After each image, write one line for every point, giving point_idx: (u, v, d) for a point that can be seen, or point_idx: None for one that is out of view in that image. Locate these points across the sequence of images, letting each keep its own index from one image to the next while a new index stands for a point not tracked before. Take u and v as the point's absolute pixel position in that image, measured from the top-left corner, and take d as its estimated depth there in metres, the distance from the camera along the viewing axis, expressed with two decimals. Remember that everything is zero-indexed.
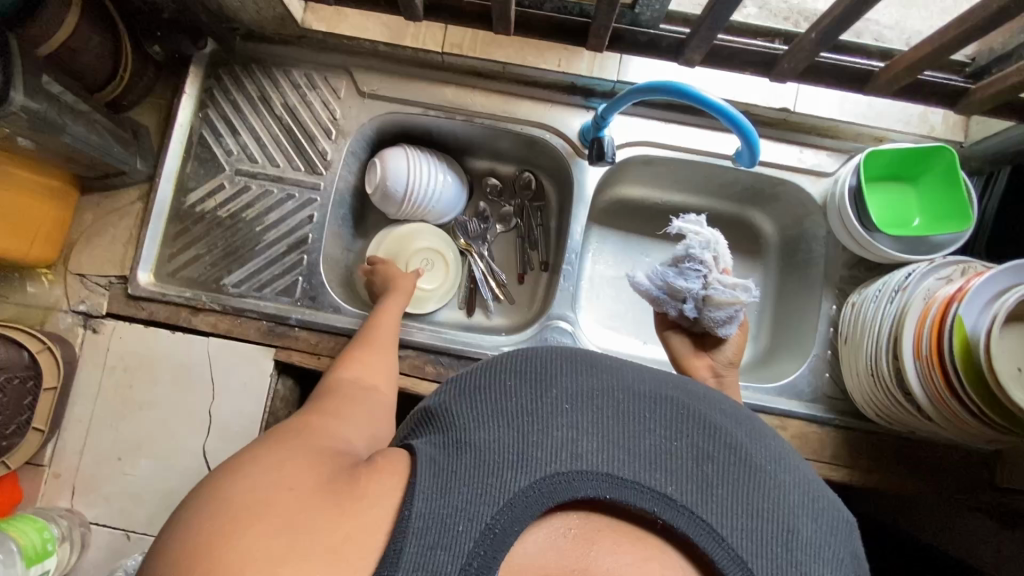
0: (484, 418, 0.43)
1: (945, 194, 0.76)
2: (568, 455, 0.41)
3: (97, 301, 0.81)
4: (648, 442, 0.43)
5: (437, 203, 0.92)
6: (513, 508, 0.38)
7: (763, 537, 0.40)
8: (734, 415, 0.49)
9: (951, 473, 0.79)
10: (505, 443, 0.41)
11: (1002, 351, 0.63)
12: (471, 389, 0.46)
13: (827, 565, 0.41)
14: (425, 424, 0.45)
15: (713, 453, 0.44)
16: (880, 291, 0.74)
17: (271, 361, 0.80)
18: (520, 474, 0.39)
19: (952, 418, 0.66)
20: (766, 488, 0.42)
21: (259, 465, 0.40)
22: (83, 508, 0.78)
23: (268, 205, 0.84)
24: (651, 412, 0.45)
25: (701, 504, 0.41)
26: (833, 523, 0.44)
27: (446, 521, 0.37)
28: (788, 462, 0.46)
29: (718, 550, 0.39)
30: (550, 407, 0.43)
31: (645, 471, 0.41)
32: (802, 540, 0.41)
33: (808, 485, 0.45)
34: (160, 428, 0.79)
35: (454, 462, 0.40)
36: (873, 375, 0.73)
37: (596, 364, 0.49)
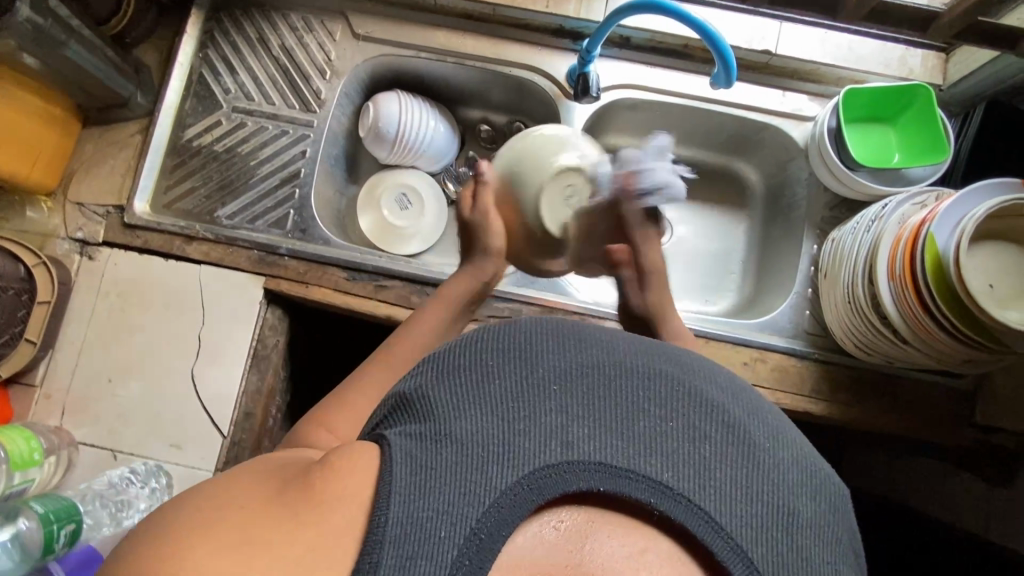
0: (464, 405, 0.40)
1: (922, 130, 0.78)
2: (556, 445, 0.38)
3: (94, 228, 0.84)
4: (643, 424, 0.40)
5: (428, 148, 0.94)
6: (499, 509, 0.35)
7: (765, 524, 0.38)
8: (735, 386, 0.46)
9: (930, 408, 0.79)
10: (488, 433, 0.38)
11: (974, 267, 0.63)
12: (448, 370, 0.43)
13: (830, 548, 0.39)
14: (400, 411, 0.42)
15: (713, 434, 0.40)
16: (858, 223, 0.75)
17: (260, 289, 0.82)
18: (505, 470, 0.36)
19: (927, 337, 0.67)
20: (766, 469, 0.40)
21: (208, 491, 0.38)
22: (72, 428, 0.79)
23: (263, 141, 0.87)
24: (645, 388, 0.42)
25: (699, 491, 0.38)
26: (832, 498, 0.41)
27: (428, 526, 0.34)
28: (784, 434, 0.43)
29: (720, 543, 0.37)
30: (535, 392, 0.40)
31: (641, 458, 0.38)
32: (802, 522, 0.39)
33: (809, 461, 0.42)
34: (150, 352, 0.81)
35: (431, 456, 0.37)
36: (851, 303, 0.74)
37: (586, 336, 0.45)
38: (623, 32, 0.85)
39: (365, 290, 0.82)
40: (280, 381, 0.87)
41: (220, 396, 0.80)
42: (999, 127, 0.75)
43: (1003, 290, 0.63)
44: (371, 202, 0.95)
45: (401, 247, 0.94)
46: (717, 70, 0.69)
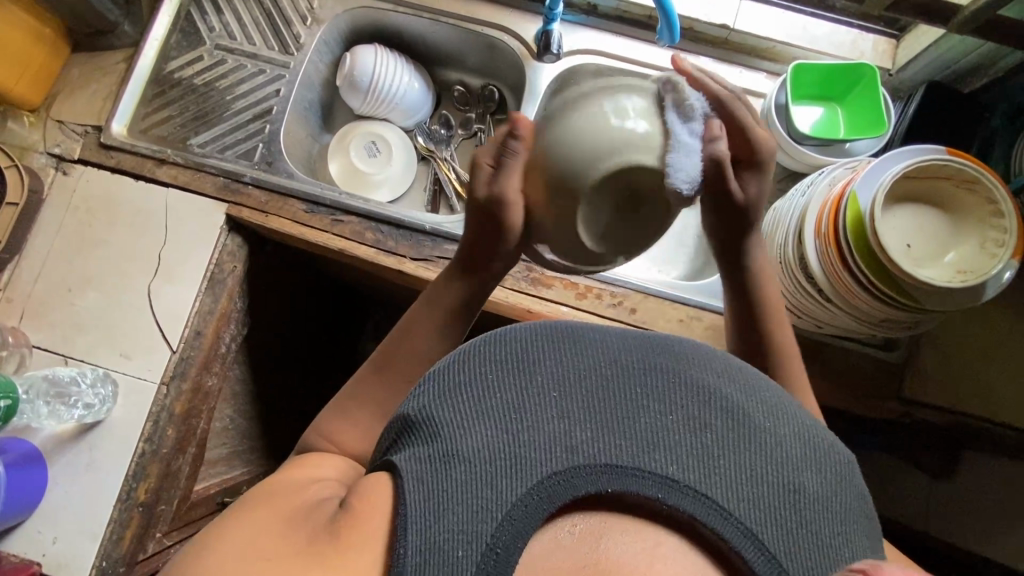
0: (471, 422, 0.44)
1: (868, 107, 0.81)
2: (564, 451, 0.43)
3: (71, 146, 0.87)
4: (643, 421, 0.45)
5: (400, 101, 0.98)
6: (514, 520, 0.40)
7: (768, 503, 0.42)
8: (731, 368, 0.50)
9: (859, 379, 0.81)
10: (497, 447, 0.42)
11: (890, 228, 0.66)
12: (452, 390, 0.47)
13: (837, 516, 0.43)
14: (407, 435, 0.46)
15: (712, 422, 0.45)
16: (796, 191, 0.78)
17: (221, 215, 0.85)
18: (516, 481, 0.41)
19: (846, 294, 0.69)
20: (768, 450, 0.44)
21: (232, 544, 0.42)
22: (28, 331, 0.82)
23: (241, 77, 0.92)
24: (641, 385, 0.47)
25: (703, 481, 0.42)
26: (835, 465, 0.46)
27: (445, 548, 0.39)
28: (784, 411, 0.48)
29: (727, 527, 0.41)
30: (539, 401, 0.45)
31: (644, 455, 0.43)
32: (808, 496, 0.43)
33: (806, 430, 0.47)
34: (111, 266, 0.84)
35: (445, 477, 0.41)
36: (782, 264, 0.76)
37: (580, 342, 0.50)
38: None
39: (321, 223, 0.85)
40: (235, 310, 0.90)
41: (173, 312, 0.83)
42: (939, 108, 0.78)
43: (920, 250, 0.66)
44: (341, 149, 0.99)
45: (367, 192, 0.97)
46: (663, 26, 0.72)
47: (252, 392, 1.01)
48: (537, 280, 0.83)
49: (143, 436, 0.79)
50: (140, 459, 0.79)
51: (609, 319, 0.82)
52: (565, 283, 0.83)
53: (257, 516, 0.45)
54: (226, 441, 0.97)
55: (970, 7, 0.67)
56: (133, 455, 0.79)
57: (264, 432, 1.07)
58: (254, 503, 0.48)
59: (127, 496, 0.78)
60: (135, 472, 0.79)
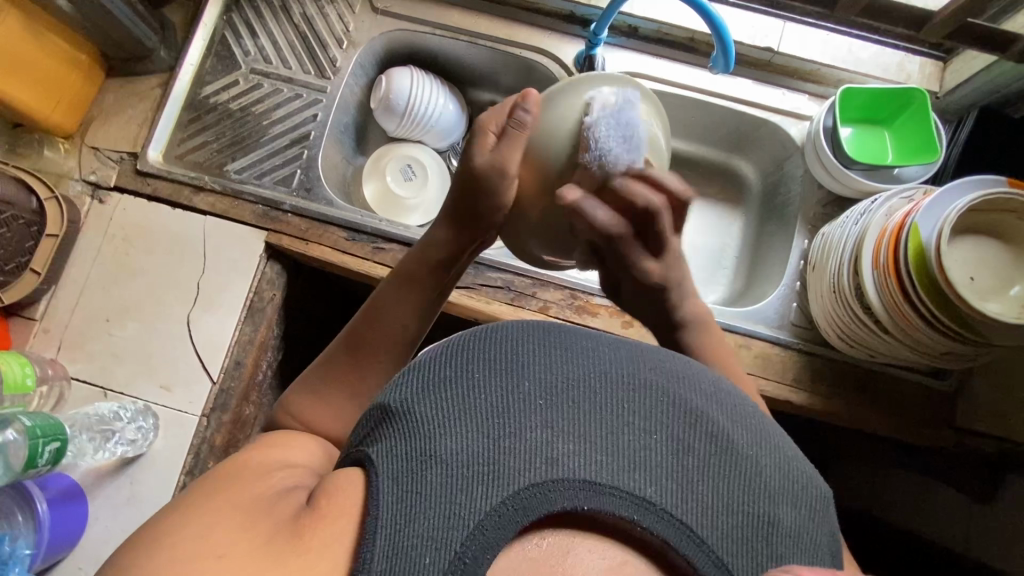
0: (451, 422, 0.40)
1: (918, 132, 0.80)
2: (543, 462, 0.39)
3: (106, 173, 0.86)
4: (628, 438, 0.41)
5: (436, 124, 0.96)
6: (485, 532, 0.36)
7: (743, 534, 0.39)
8: (719, 392, 0.47)
9: (910, 407, 0.80)
10: (475, 452, 0.39)
11: (954, 261, 0.65)
12: (435, 385, 0.43)
13: (808, 553, 0.41)
14: (383, 427, 0.42)
15: (696, 445, 0.42)
16: (848, 218, 0.77)
17: (261, 243, 0.84)
18: (491, 489, 0.38)
19: (907, 327, 0.68)
20: (748, 479, 0.42)
21: (190, 529, 0.37)
22: (66, 362, 0.81)
23: (277, 102, 0.91)
24: (630, 399, 0.43)
25: (680, 505, 0.39)
26: (813, 500, 0.43)
27: (412, 554, 0.35)
28: (768, 440, 0.45)
29: (700, 555, 0.38)
30: (521, 407, 0.41)
31: (623, 472, 0.40)
32: (782, 530, 0.40)
33: (788, 463, 0.44)
34: (149, 295, 0.83)
35: (419, 479, 0.38)
36: (835, 293, 0.75)
37: (570, 345, 0.47)
38: (633, 21, 0.89)
39: (362, 251, 0.84)
40: (273, 338, 0.88)
41: (213, 342, 0.82)
42: (992, 133, 0.78)
43: (984, 283, 0.65)
44: (377, 172, 0.98)
45: (401, 217, 0.96)
46: (718, 54, 0.71)
47: None
48: (582, 308, 0.82)
49: (185, 470, 0.78)
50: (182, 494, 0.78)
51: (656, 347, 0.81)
52: (610, 311, 0.82)
53: (217, 504, 0.40)
54: None
55: None
56: (175, 490, 0.78)
57: None
58: (216, 485, 0.42)
59: None
60: None
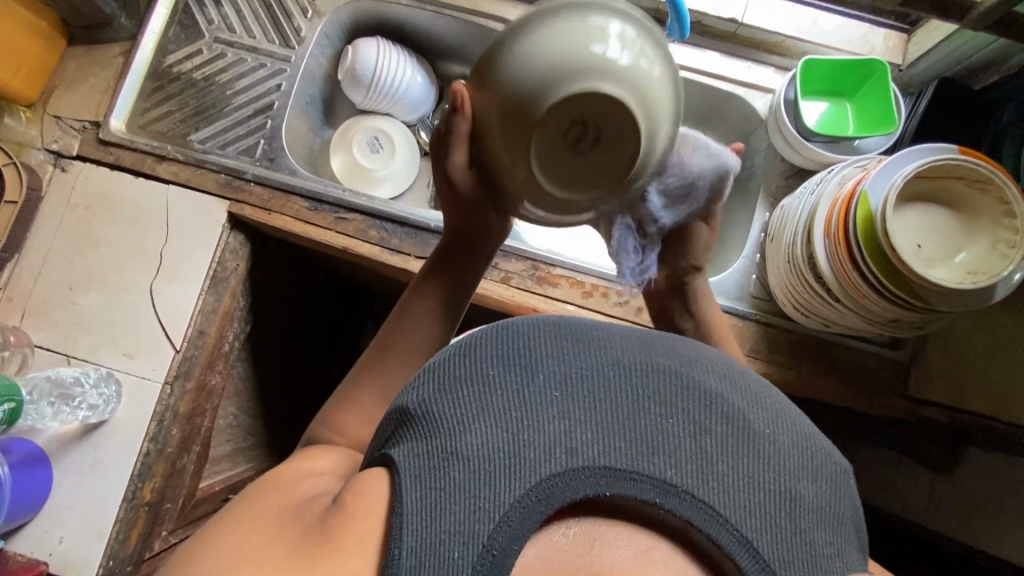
0: (469, 417, 0.41)
1: (877, 104, 0.81)
2: (563, 453, 0.40)
3: (69, 142, 0.86)
4: (644, 424, 0.42)
5: (402, 96, 0.96)
6: (511, 522, 0.37)
7: (766, 511, 0.40)
8: (730, 373, 0.48)
9: (863, 376, 0.82)
10: (494, 446, 0.40)
11: (901, 228, 0.66)
12: (450, 383, 0.44)
13: (832, 525, 0.41)
14: (402, 429, 0.43)
15: (713, 427, 0.42)
16: (805, 189, 0.77)
17: (224, 212, 0.84)
18: (514, 481, 0.38)
19: (853, 292, 0.68)
20: (768, 457, 0.42)
21: (224, 543, 0.40)
22: (29, 330, 0.81)
23: (241, 72, 0.90)
24: (644, 386, 0.44)
25: (702, 487, 0.40)
26: (831, 475, 0.44)
27: (442, 548, 0.36)
28: (781, 416, 0.45)
29: (725, 534, 0.38)
30: (537, 399, 0.42)
31: (644, 458, 0.40)
32: (804, 505, 0.41)
33: (804, 440, 0.44)
34: (112, 264, 0.83)
35: (442, 475, 0.39)
36: (790, 263, 0.76)
37: (581, 337, 0.48)
38: None
39: (324, 221, 0.84)
40: (239, 308, 0.89)
41: (176, 310, 0.82)
42: (951, 104, 0.78)
43: (931, 250, 0.66)
44: (344, 145, 0.98)
45: (367, 189, 0.96)
46: (673, 22, 0.71)
47: (257, 390, 1.00)
48: (543, 279, 0.83)
49: (148, 436, 0.79)
50: (144, 459, 0.79)
51: (615, 318, 0.82)
52: (571, 281, 0.83)
53: (246, 524, 0.42)
54: (230, 438, 0.96)
55: (985, 3, 0.66)
56: (139, 455, 0.79)
57: (271, 430, 1.06)
58: (251, 501, 0.45)
59: (133, 495, 0.78)
60: (141, 471, 0.79)
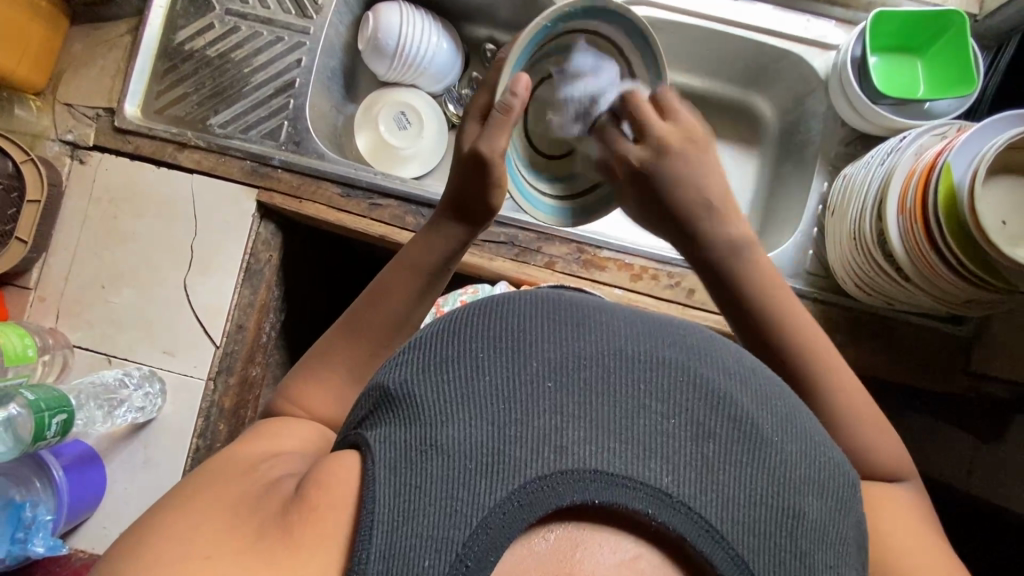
0: (453, 408, 0.37)
1: (953, 62, 0.74)
2: (551, 450, 0.36)
3: (84, 132, 0.82)
4: (642, 423, 0.38)
5: (429, 66, 0.90)
6: (487, 531, 0.33)
7: (766, 529, 0.35)
8: (748, 368, 0.42)
9: (923, 352, 0.79)
10: (477, 442, 0.36)
11: (987, 204, 0.61)
12: (436, 366, 0.40)
13: (835, 547, 0.37)
14: (383, 411, 0.39)
15: (718, 430, 0.38)
16: (874, 156, 0.72)
17: (253, 202, 0.80)
18: (494, 484, 0.34)
19: (930, 274, 0.64)
20: (775, 468, 0.37)
21: (179, 527, 0.38)
22: (66, 330, 0.80)
23: (258, 47, 0.84)
24: (645, 380, 0.39)
25: (698, 498, 0.35)
26: (840, 490, 0.39)
27: (410, 554, 0.33)
28: (796, 422, 0.40)
29: (719, 553, 0.34)
30: (527, 391, 0.38)
31: (638, 462, 0.36)
32: (807, 526, 0.36)
33: (817, 449, 0.40)
34: (141, 260, 0.80)
35: (418, 470, 0.35)
36: (855, 241, 0.72)
37: (583, 318, 0.43)
38: None
39: (358, 208, 0.80)
40: (274, 299, 0.86)
41: (213, 306, 0.80)
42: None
43: (1016, 228, 0.61)
44: (369, 121, 0.92)
45: (395, 169, 0.91)
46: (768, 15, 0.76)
47: None
48: (589, 262, 0.79)
49: (197, 433, 0.79)
50: (195, 455, 0.79)
51: (666, 301, 0.79)
52: (619, 264, 0.79)
53: (202, 505, 0.40)
54: None
55: None
56: (189, 451, 0.78)
57: None
58: (206, 481, 0.43)
59: None
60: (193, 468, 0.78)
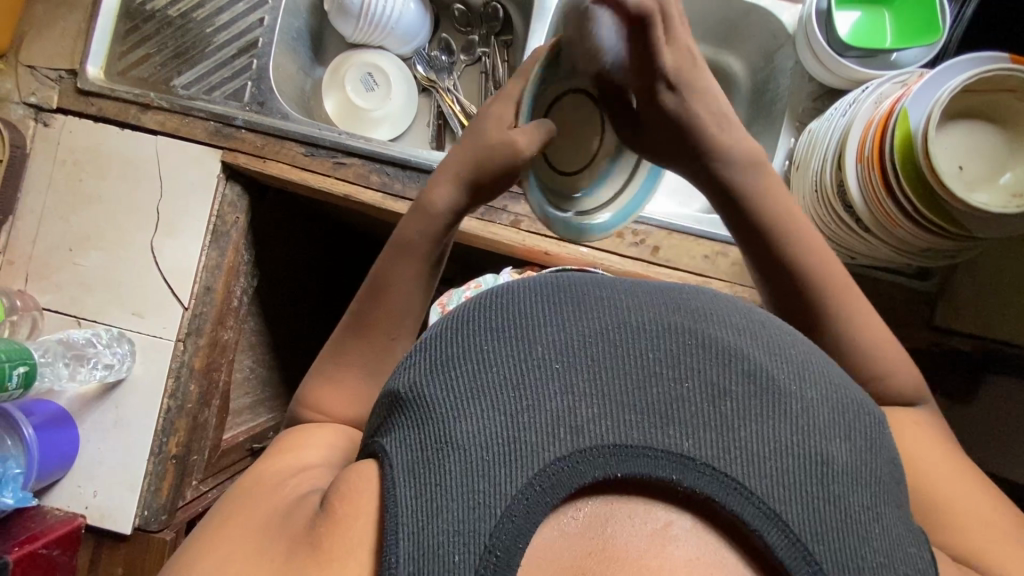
0: (463, 401, 0.37)
1: (919, 12, 0.73)
2: (566, 432, 0.35)
3: (47, 94, 0.81)
4: (656, 392, 0.37)
5: (395, 26, 0.88)
6: (514, 517, 0.33)
7: (796, 479, 0.34)
8: (753, 322, 0.41)
9: (891, 307, 0.79)
10: (491, 432, 0.35)
11: (941, 151, 0.61)
12: (442, 362, 0.39)
13: (871, 486, 0.35)
14: (394, 413, 0.39)
15: (733, 389, 0.37)
16: (836, 110, 0.71)
17: (217, 162, 0.80)
18: (514, 471, 0.34)
19: (887, 223, 0.64)
20: (796, 418, 0.36)
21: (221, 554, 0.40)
22: (35, 293, 0.80)
23: (219, 6, 0.83)
24: (653, 348, 0.38)
25: (723, 458, 0.34)
26: (867, 429, 0.38)
27: (440, 550, 0.33)
28: (809, 368, 0.39)
29: (751, 510, 0.33)
30: (536, 373, 0.37)
31: (656, 431, 0.35)
32: (837, 469, 0.35)
33: (834, 390, 0.38)
34: (108, 222, 0.81)
35: (435, 468, 0.35)
36: (817, 192, 0.71)
37: (583, 294, 0.41)
38: None
39: (323, 167, 0.80)
40: (244, 262, 0.86)
41: (179, 267, 0.80)
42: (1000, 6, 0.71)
43: (973, 172, 0.61)
44: (336, 83, 0.92)
45: (363, 131, 0.91)
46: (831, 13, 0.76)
47: (272, 342, 1.00)
48: None
49: (168, 394, 0.79)
50: (166, 415, 0.79)
51: (631, 258, 0.79)
52: None
53: (234, 531, 0.42)
54: (250, 390, 0.96)
55: None
56: (161, 411, 0.79)
57: (290, 383, 1.06)
58: (243, 503, 0.45)
59: (160, 449, 0.79)
60: (165, 426, 0.79)
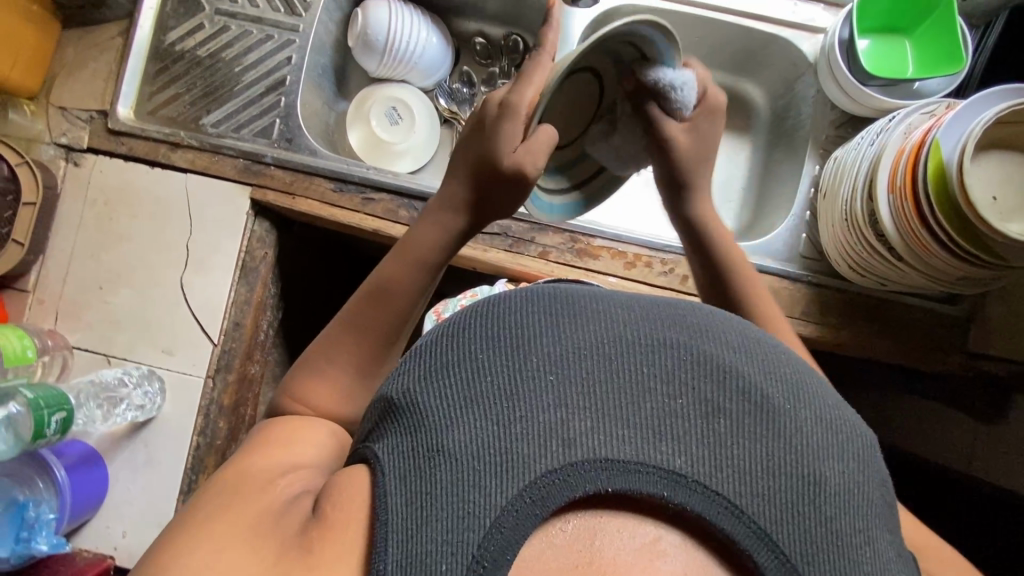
0: (456, 410, 0.36)
1: (941, 41, 0.74)
2: (558, 444, 0.34)
3: (78, 134, 0.82)
4: (650, 407, 0.36)
5: (419, 61, 0.90)
6: (502, 529, 0.32)
7: (788, 499, 0.34)
8: (750, 339, 0.40)
9: (921, 333, 0.79)
10: (483, 442, 0.34)
11: (975, 181, 0.61)
12: (436, 370, 0.38)
13: (862, 510, 0.35)
14: (387, 420, 0.38)
15: (728, 406, 0.36)
16: (863, 139, 0.72)
17: (247, 199, 0.81)
18: (504, 482, 0.33)
19: (921, 252, 0.64)
20: (790, 436, 0.35)
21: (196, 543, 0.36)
22: (65, 332, 0.80)
23: (248, 46, 0.85)
24: (649, 361, 0.37)
25: (716, 476, 0.34)
26: (861, 452, 0.37)
27: (425, 561, 0.32)
28: (804, 388, 0.38)
29: (739, 527, 0.33)
30: (529, 382, 0.36)
31: (648, 447, 0.34)
32: (829, 491, 0.34)
33: (829, 412, 0.37)
34: (137, 259, 0.81)
35: (425, 477, 0.34)
36: (847, 222, 0.72)
37: (580, 304, 0.40)
38: None
39: (351, 203, 0.81)
40: (271, 297, 0.86)
41: (209, 304, 0.80)
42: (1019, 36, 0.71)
43: (1006, 203, 0.61)
44: (360, 117, 0.92)
45: (387, 164, 0.91)
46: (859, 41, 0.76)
47: None
48: (583, 252, 0.80)
49: (197, 431, 0.79)
50: (195, 453, 0.79)
51: (660, 287, 0.79)
52: (613, 252, 0.80)
53: (213, 516, 0.38)
54: None
55: None
56: (190, 449, 0.79)
57: None
58: (223, 490, 0.41)
59: (189, 488, 0.78)
60: (194, 464, 0.79)
